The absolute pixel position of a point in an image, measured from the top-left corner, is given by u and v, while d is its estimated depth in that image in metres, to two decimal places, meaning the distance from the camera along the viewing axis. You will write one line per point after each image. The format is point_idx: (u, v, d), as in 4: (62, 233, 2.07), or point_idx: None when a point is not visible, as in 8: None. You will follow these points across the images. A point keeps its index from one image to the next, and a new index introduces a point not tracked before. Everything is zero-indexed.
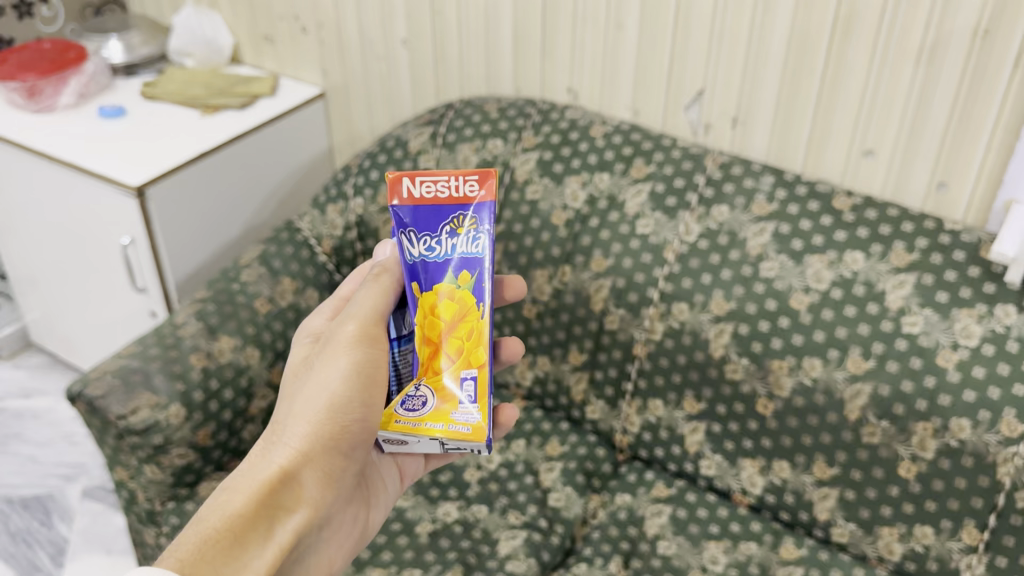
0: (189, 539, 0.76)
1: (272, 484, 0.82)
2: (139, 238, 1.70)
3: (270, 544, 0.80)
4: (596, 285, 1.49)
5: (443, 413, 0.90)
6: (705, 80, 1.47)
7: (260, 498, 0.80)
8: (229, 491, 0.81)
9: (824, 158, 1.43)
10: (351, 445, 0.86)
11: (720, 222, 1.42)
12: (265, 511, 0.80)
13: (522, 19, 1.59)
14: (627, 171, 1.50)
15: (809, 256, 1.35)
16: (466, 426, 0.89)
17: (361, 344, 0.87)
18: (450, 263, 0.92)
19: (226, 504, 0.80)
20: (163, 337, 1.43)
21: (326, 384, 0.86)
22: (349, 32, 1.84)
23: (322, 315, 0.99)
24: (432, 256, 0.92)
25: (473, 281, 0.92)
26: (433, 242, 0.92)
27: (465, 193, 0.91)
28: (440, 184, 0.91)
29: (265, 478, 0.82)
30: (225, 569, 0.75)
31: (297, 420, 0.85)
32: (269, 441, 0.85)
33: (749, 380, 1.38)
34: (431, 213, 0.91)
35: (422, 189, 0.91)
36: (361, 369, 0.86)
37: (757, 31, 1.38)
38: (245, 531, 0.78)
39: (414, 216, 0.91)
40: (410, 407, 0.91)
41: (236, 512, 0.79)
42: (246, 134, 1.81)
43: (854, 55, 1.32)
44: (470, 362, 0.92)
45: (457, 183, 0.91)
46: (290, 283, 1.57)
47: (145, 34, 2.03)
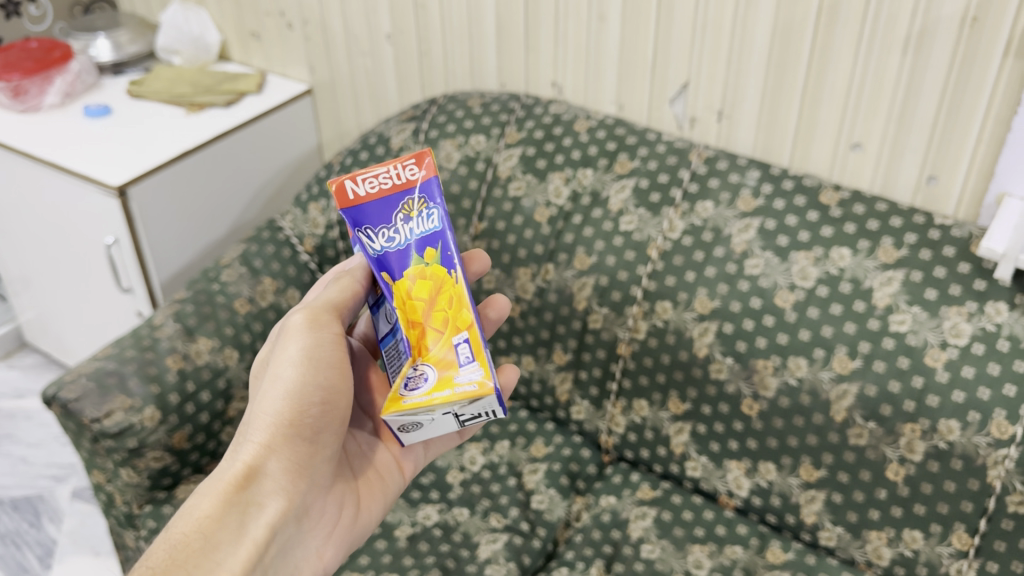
0: (160, 548, 0.80)
1: (239, 481, 0.86)
2: (122, 238, 1.68)
3: (243, 537, 0.84)
4: (579, 283, 1.46)
5: (447, 379, 0.87)
6: (690, 72, 1.43)
7: (228, 498, 0.85)
8: (198, 496, 0.85)
9: (812, 153, 1.39)
10: (311, 429, 0.90)
11: (704, 218, 1.39)
12: (234, 506, 0.85)
13: (505, 12, 1.56)
14: (611, 167, 1.47)
15: (795, 252, 1.32)
16: (471, 384, 0.85)
17: (311, 330, 0.91)
18: (411, 246, 0.91)
19: (196, 509, 0.84)
20: (140, 338, 1.41)
21: (282, 375, 0.89)
22: (334, 29, 1.81)
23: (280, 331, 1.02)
24: (392, 246, 0.91)
25: (439, 254, 0.91)
26: (391, 232, 0.91)
27: (405, 176, 0.90)
28: (383, 175, 0.90)
29: (230, 477, 0.86)
30: (199, 568, 0.80)
31: (257, 416, 0.89)
32: (234, 443, 0.89)
33: (734, 380, 1.34)
34: (379, 207, 0.90)
35: (366, 188, 0.89)
36: (314, 356, 0.90)
37: (740, 20, 1.34)
38: (215, 532, 0.83)
39: (363, 214, 0.90)
40: (411, 386, 0.87)
41: (205, 515, 0.83)
42: (232, 131, 1.79)
43: (840, 47, 1.28)
44: (458, 326, 0.90)
45: (397, 171, 0.90)
46: (271, 283, 1.55)
47: (133, 33, 2.01)
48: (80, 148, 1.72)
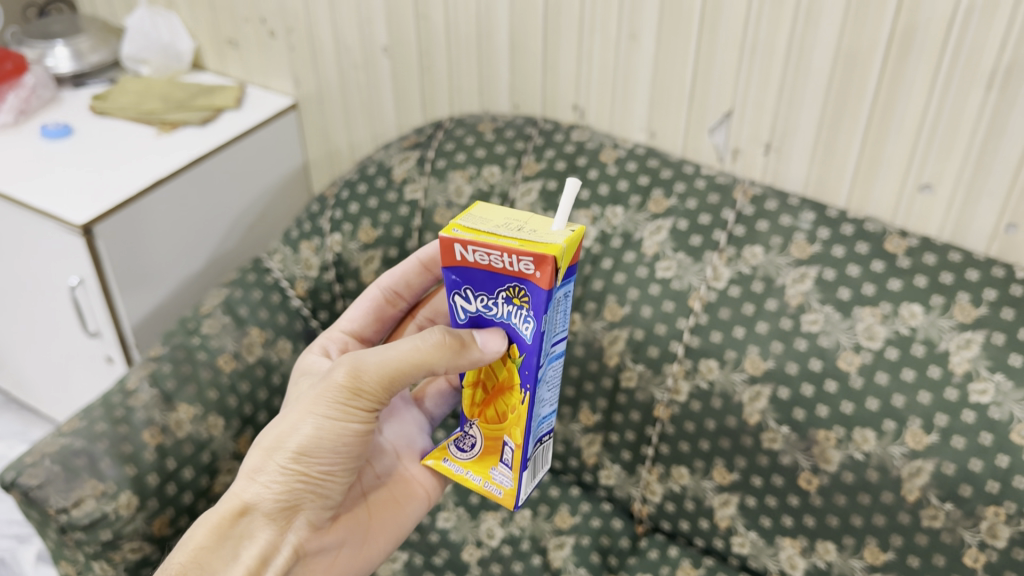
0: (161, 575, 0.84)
1: (236, 513, 0.85)
2: (88, 278, 1.49)
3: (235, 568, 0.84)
4: (610, 336, 1.30)
5: (487, 463, 0.86)
6: (735, 99, 1.27)
7: (222, 530, 0.84)
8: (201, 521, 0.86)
9: (872, 194, 1.24)
10: (320, 476, 0.85)
11: (753, 265, 1.23)
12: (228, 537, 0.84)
13: (521, 27, 1.39)
14: (644, 205, 1.31)
15: (859, 307, 1.17)
16: (499, 490, 0.84)
17: (336, 400, 0.83)
18: (504, 327, 0.78)
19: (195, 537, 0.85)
20: (112, 409, 1.23)
21: (297, 423, 0.84)
22: (322, 38, 1.62)
23: (314, 350, 0.98)
24: (488, 313, 0.79)
25: (521, 358, 0.78)
26: (490, 302, 0.78)
27: (523, 271, 0.73)
28: (500, 257, 0.73)
29: (229, 504, 0.85)
30: None
31: (264, 460, 0.85)
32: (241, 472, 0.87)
33: (790, 451, 1.20)
34: (485, 277, 0.76)
35: (473, 254, 0.75)
36: (332, 423, 0.83)
37: (796, 46, 1.18)
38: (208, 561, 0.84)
39: (465, 276, 0.78)
40: (463, 448, 0.89)
41: (199, 545, 0.84)
42: (210, 154, 1.61)
43: (911, 81, 1.13)
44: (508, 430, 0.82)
45: (511, 260, 0.73)
46: (259, 334, 1.38)
47: (95, 39, 1.81)
48: (37, 176, 1.53)
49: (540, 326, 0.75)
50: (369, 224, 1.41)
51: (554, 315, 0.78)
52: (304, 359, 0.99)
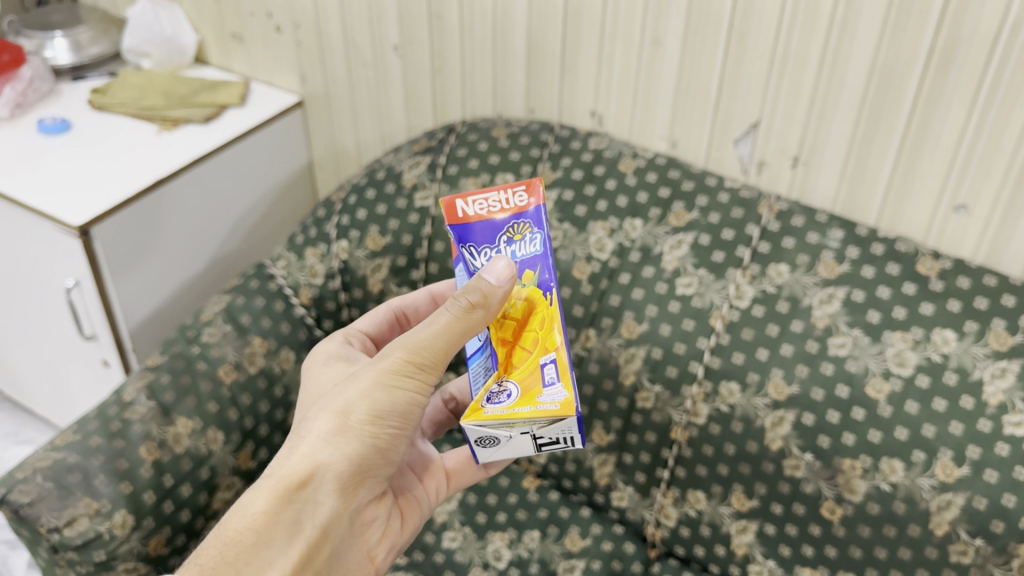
0: (212, 544, 0.75)
1: (299, 480, 0.78)
2: (84, 280, 1.44)
3: (296, 538, 0.78)
4: (626, 354, 1.25)
5: (531, 396, 0.78)
6: (762, 110, 1.22)
7: (283, 498, 0.78)
8: (253, 490, 0.79)
9: (904, 212, 1.20)
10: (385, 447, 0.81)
11: (778, 284, 1.19)
12: (289, 506, 0.78)
13: (538, 29, 1.34)
14: (665, 218, 1.26)
15: (889, 332, 1.12)
16: (555, 402, 0.76)
17: (405, 373, 0.80)
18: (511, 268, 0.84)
19: (250, 505, 0.78)
20: (108, 422, 1.18)
21: (367, 390, 0.80)
22: (331, 35, 1.57)
23: (338, 338, 0.94)
24: None
25: (541, 276, 0.83)
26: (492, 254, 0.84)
27: (518, 204, 0.84)
28: (493, 199, 0.85)
29: (290, 472, 0.79)
30: (248, 569, 0.75)
31: (331, 427, 0.79)
32: (296, 439, 0.81)
33: (813, 480, 1.15)
34: (486, 228, 0.84)
35: (475, 208, 0.85)
36: (405, 398, 0.80)
37: (829, 58, 1.13)
38: (269, 530, 0.77)
39: (467, 235, 0.84)
40: (494, 400, 0.79)
41: (261, 511, 0.77)
42: (230, 146, 1.58)
43: (950, 98, 1.08)
44: (546, 347, 0.81)
45: (506, 197, 0.85)
46: (261, 344, 1.32)
47: (95, 31, 1.76)
48: (33, 173, 1.47)
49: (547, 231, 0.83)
50: (377, 231, 1.36)
51: None
52: (324, 346, 0.93)
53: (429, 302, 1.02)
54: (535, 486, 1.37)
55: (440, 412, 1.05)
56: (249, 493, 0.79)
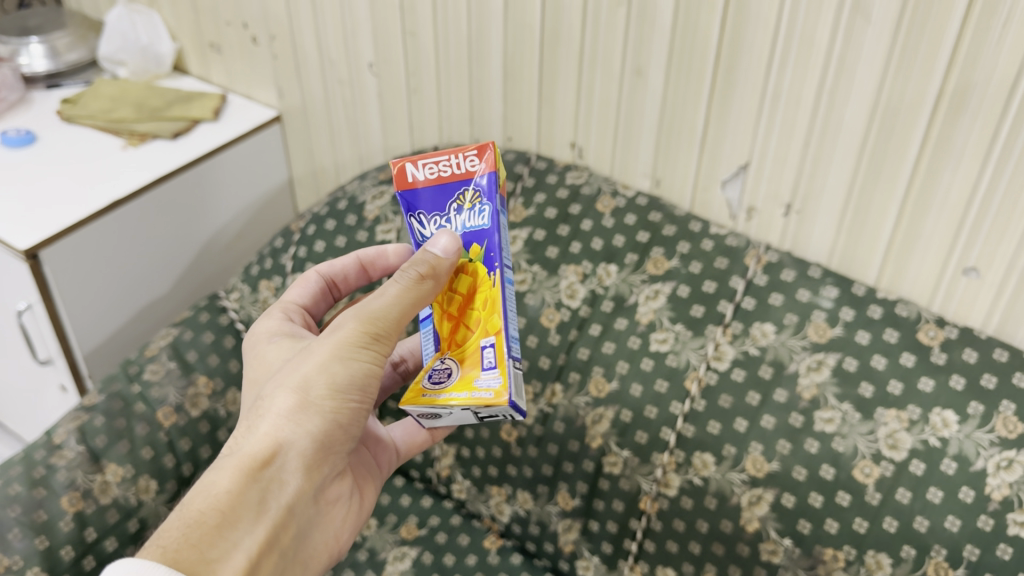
0: (172, 525, 0.61)
1: (261, 458, 0.66)
2: (36, 304, 1.37)
3: (262, 519, 0.65)
4: (594, 415, 1.13)
5: (467, 381, 0.70)
6: (752, 152, 1.10)
7: (246, 475, 0.65)
8: (210, 469, 0.65)
9: (908, 272, 1.06)
10: (349, 421, 0.70)
11: (762, 346, 1.06)
12: (254, 485, 0.65)
13: (515, 54, 1.23)
14: (641, 265, 1.15)
15: (882, 409, 0.99)
16: (487, 391, 0.68)
17: (363, 342, 0.69)
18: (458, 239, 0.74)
19: (210, 485, 0.65)
20: (32, 467, 1.10)
21: (328, 359, 0.68)
22: (307, 50, 1.47)
23: (277, 315, 0.81)
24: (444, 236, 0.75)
25: (486, 253, 0.73)
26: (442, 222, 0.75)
27: (468, 170, 0.73)
28: (445, 162, 0.74)
29: (253, 448, 0.66)
30: (212, 554, 0.61)
31: (292, 399, 0.67)
32: (252, 415, 0.68)
33: (792, 568, 1.02)
34: (437, 194, 0.75)
35: (425, 172, 0.74)
36: (366, 367, 0.69)
37: (825, 97, 1.01)
38: (233, 510, 0.64)
39: (415, 201, 0.75)
40: (434, 380, 0.73)
41: (222, 491, 0.64)
42: (202, 158, 1.49)
43: (961, 148, 0.94)
44: (487, 329, 0.72)
45: (456, 160, 0.74)
46: (207, 384, 1.24)
47: (74, 37, 1.68)
48: None
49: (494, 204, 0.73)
50: None
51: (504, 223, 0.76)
52: (261, 326, 0.80)
53: (358, 266, 0.88)
54: (497, 547, 1.22)
55: (390, 378, 0.90)
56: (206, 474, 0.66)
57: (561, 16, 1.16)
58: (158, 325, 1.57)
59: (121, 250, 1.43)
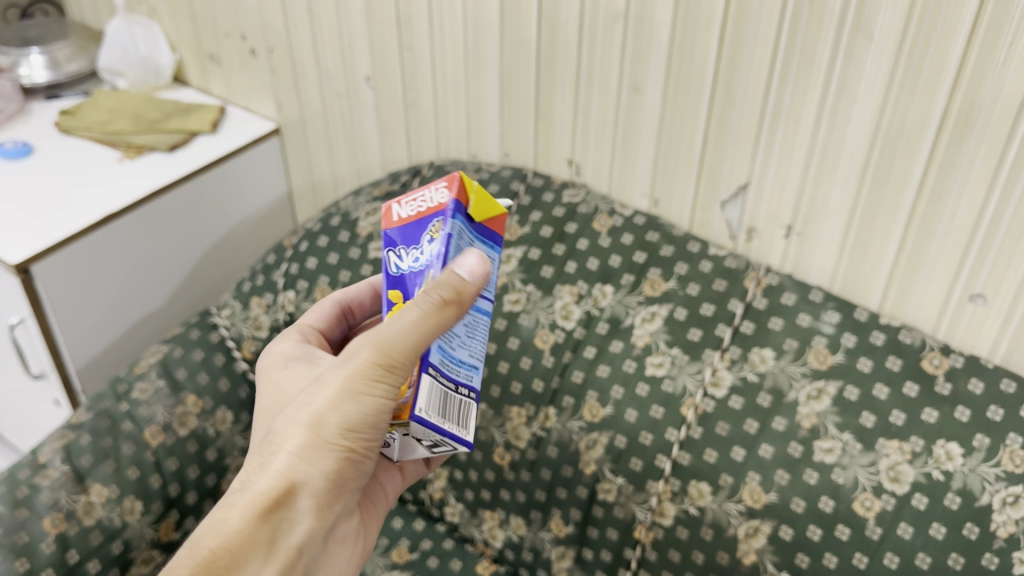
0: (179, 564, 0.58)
1: (272, 500, 0.60)
2: (28, 318, 1.35)
3: (271, 564, 0.60)
4: (587, 440, 1.09)
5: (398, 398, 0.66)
6: (751, 172, 1.07)
7: (255, 519, 0.60)
8: (219, 505, 0.61)
9: (911, 297, 1.03)
10: (364, 459, 0.63)
11: (761, 372, 1.03)
12: (265, 529, 0.60)
13: (511, 68, 1.21)
14: (638, 286, 1.12)
15: (883, 440, 0.96)
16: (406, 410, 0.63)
17: (376, 376, 0.61)
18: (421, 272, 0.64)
19: (220, 524, 0.60)
20: (15, 487, 1.08)
21: (343, 395, 0.61)
22: (304, 62, 1.45)
23: (296, 335, 0.73)
24: (413, 270, 0.65)
25: (433, 282, 0.62)
26: (414, 257, 0.66)
27: (435, 200, 0.65)
28: (423, 197, 0.66)
29: (261, 486, 0.61)
30: None
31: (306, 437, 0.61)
32: (266, 449, 0.63)
33: None
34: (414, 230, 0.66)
35: (407, 209, 0.67)
36: (379, 404, 0.61)
37: (826, 117, 0.97)
38: (241, 552, 0.59)
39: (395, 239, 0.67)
40: None
41: (231, 531, 0.59)
42: (198, 172, 1.48)
43: (966, 172, 0.91)
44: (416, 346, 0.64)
45: (432, 194, 0.66)
46: (196, 403, 1.22)
47: (74, 47, 1.67)
48: None
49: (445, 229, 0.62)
50: (327, 282, 1.24)
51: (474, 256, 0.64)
52: (279, 344, 0.73)
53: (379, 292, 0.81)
54: (490, 573, 1.19)
55: None
56: (217, 510, 0.61)
57: (557, 32, 1.13)
58: (153, 339, 1.56)
59: (117, 263, 1.42)
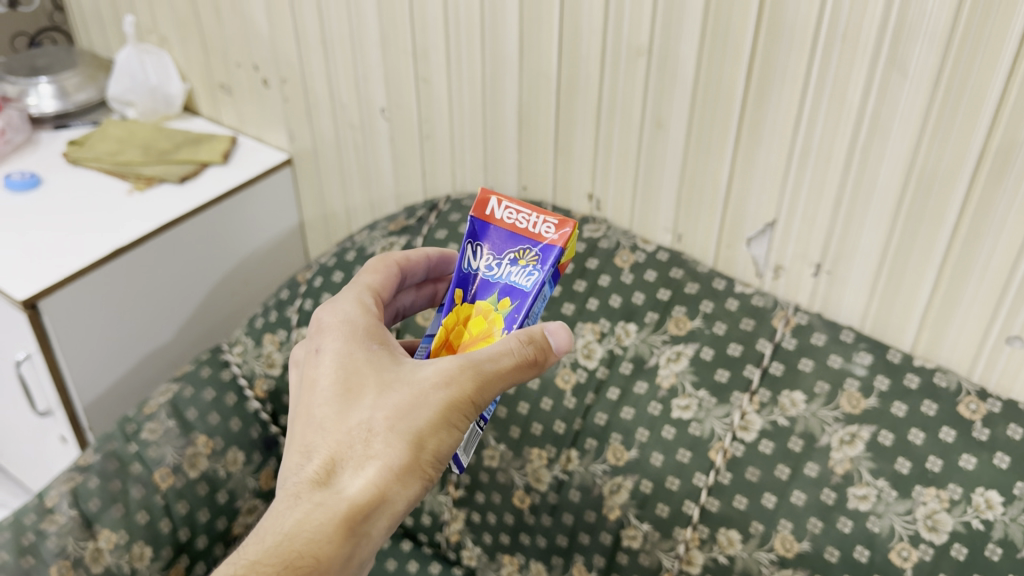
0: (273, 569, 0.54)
1: (362, 509, 0.58)
2: (35, 354, 1.32)
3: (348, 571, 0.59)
4: (612, 485, 1.06)
5: None
6: (779, 209, 1.04)
7: (345, 527, 0.58)
8: (310, 507, 0.58)
9: (946, 338, 1.00)
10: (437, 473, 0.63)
11: (791, 416, 1.00)
12: (352, 536, 0.58)
13: (530, 101, 1.19)
14: (662, 324, 1.09)
15: (920, 487, 0.93)
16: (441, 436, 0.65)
17: (468, 410, 0.61)
18: (494, 287, 0.69)
19: (314, 527, 0.57)
20: (22, 533, 1.05)
21: (445, 417, 0.60)
22: (317, 93, 1.43)
23: (357, 300, 0.67)
24: (486, 277, 0.69)
25: (511, 313, 0.67)
26: (493, 264, 0.69)
27: (541, 236, 0.68)
28: (525, 217, 0.68)
29: (357, 497, 0.58)
30: None
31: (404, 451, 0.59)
32: (352, 452, 0.60)
33: None
34: (502, 239, 0.69)
35: (504, 214, 0.69)
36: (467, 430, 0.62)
37: (858, 155, 0.95)
38: (329, 560, 0.57)
39: (479, 234, 0.69)
40: None
41: (323, 539, 0.57)
42: (207, 206, 1.45)
43: (1004, 213, 0.88)
44: None
45: (534, 219, 0.68)
46: (207, 443, 1.19)
47: (83, 77, 1.66)
48: None
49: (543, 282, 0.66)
50: None
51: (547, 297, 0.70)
52: (341, 309, 0.66)
53: (428, 268, 0.75)
54: None
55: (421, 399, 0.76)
56: (306, 510, 0.58)
57: (578, 66, 1.11)
58: (161, 376, 1.53)
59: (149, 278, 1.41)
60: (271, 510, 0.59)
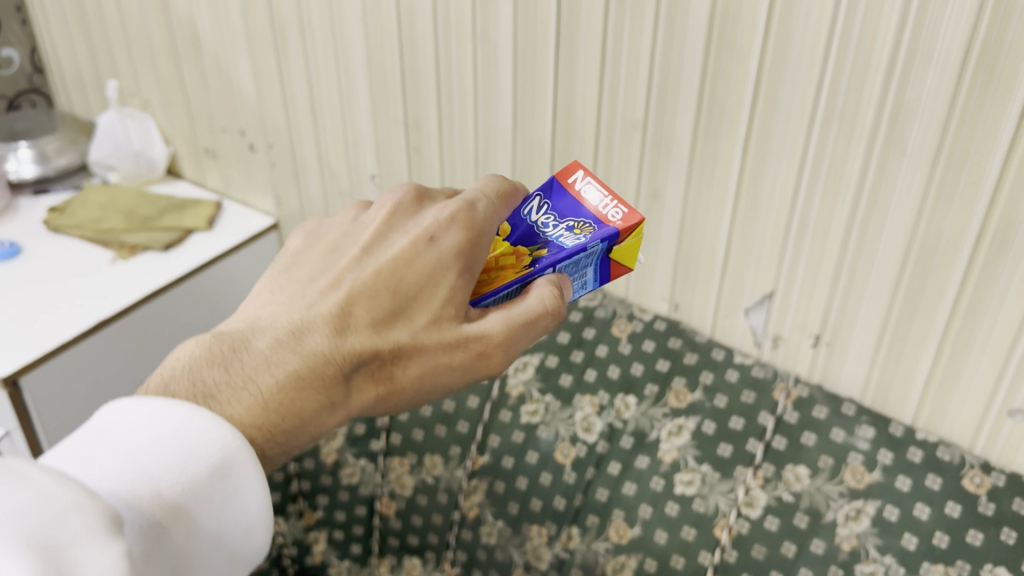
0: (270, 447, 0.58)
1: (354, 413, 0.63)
2: (13, 432, 1.27)
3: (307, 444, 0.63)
4: (614, 563, 1.05)
5: None
6: (778, 281, 1.04)
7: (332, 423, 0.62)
8: (325, 398, 0.61)
9: (947, 411, 0.99)
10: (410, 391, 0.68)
11: (796, 492, 0.99)
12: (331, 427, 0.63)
13: (524, 171, 1.18)
14: (662, 397, 1.08)
15: (928, 563, 0.92)
16: None
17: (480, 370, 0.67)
18: (539, 239, 0.75)
19: (317, 419, 0.61)
20: None
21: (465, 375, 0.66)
22: (305, 158, 1.42)
23: (469, 218, 0.67)
24: (540, 229, 0.76)
25: (543, 257, 0.71)
26: (552, 224, 0.76)
27: (608, 216, 0.74)
28: (601, 201, 0.76)
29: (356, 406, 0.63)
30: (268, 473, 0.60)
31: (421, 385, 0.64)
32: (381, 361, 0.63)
33: None
34: (571, 208, 0.77)
35: (586, 189, 0.78)
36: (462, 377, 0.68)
37: (857, 229, 0.95)
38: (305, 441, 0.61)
39: (557, 201, 0.78)
40: None
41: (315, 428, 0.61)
42: (189, 275, 1.42)
43: (1004, 290, 0.89)
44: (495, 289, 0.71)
45: (607, 203, 0.76)
46: None
47: (64, 140, 1.63)
48: None
49: (589, 241, 0.71)
50: None
51: (580, 274, 0.73)
52: (449, 222, 0.66)
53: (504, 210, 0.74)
54: None
55: None
56: (320, 403, 0.61)
57: (573, 138, 1.12)
58: None
59: (146, 326, 1.39)
60: (284, 370, 0.60)
